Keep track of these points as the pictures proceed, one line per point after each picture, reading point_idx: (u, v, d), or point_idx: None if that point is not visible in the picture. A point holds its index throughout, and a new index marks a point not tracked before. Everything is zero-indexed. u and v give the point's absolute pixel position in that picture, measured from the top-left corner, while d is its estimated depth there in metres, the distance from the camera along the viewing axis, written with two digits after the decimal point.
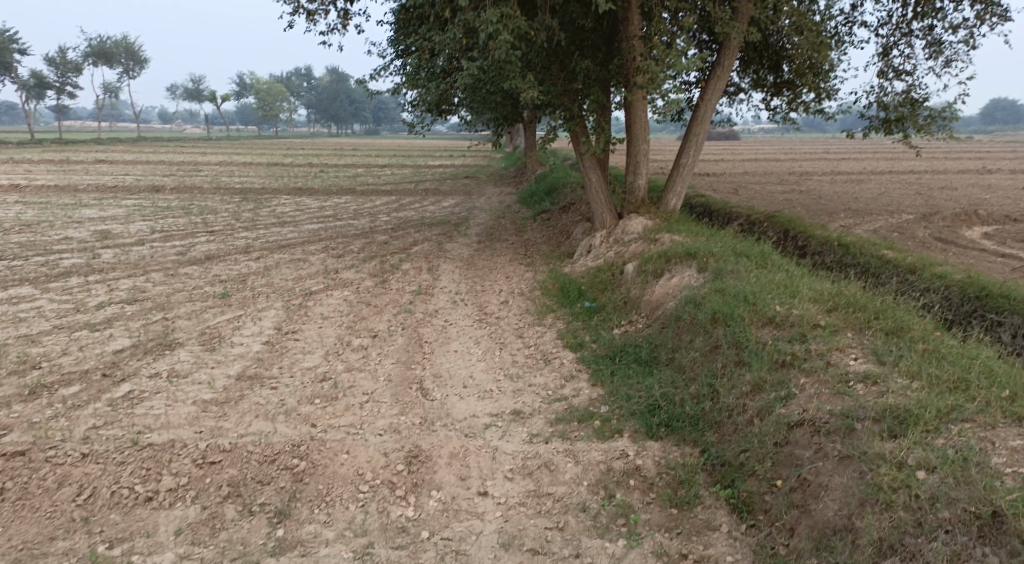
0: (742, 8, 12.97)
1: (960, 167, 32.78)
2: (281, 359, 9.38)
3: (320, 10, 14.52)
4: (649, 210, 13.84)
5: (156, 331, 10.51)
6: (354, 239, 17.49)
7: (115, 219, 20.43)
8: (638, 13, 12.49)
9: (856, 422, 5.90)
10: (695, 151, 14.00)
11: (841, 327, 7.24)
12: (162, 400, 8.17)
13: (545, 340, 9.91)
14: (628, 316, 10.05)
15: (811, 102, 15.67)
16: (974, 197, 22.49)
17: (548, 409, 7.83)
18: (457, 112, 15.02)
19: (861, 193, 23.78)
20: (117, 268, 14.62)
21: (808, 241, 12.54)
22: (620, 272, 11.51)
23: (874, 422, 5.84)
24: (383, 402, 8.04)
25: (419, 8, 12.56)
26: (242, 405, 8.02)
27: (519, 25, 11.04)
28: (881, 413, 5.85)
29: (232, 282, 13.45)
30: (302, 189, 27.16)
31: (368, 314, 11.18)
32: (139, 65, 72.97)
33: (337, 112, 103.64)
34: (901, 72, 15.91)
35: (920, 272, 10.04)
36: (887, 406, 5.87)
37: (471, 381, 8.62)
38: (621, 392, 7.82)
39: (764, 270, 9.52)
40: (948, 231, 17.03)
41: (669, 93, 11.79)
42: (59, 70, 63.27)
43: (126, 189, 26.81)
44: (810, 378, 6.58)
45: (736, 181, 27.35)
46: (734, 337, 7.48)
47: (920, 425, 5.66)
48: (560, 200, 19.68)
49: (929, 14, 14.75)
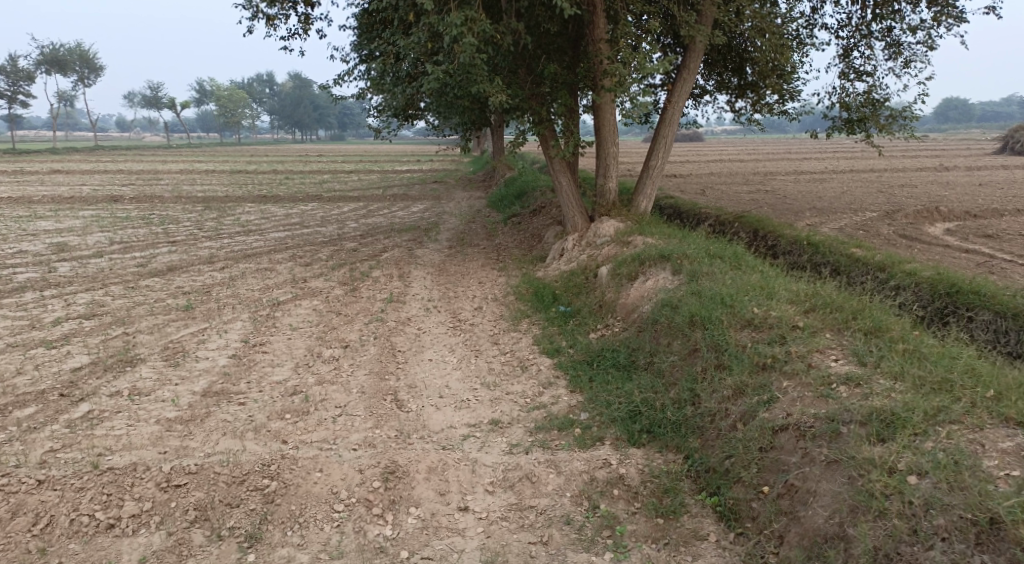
0: (706, 11, 12.95)
1: (919, 165, 33.32)
2: (249, 372, 9.09)
3: (281, 15, 14.23)
4: (620, 212, 13.73)
5: (117, 347, 10.15)
6: (322, 247, 17.18)
7: (72, 231, 19.86)
8: (604, 17, 12.37)
9: (842, 425, 5.81)
10: (664, 153, 13.94)
11: (820, 327, 7.16)
12: (124, 420, 7.85)
13: (521, 346, 9.74)
14: (604, 320, 9.92)
15: (775, 103, 15.75)
16: (934, 194, 22.83)
17: (527, 418, 7.66)
18: (424, 117, 14.81)
19: (825, 192, 24.02)
20: (75, 282, 14.16)
21: (778, 241, 12.53)
22: (594, 276, 11.40)
23: (861, 425, 5.76)
24: (357, 416, 7.80)
25: (383, 12, 12.36)
26: (208, 423, 7.72)
27: (485, 29, 10.86)
28: (867, 416, 5.77)
29: (196, 293, 13.09)
30: (267, 197, 26.70)
31: (338, 324, 10.92)
32: (95, 73, 71.58)
33: (301, 118, 102.53)
34: (862, 74, 16.06)
35: (890, 270, 10.07)
36: (873, 409, 5.79)
37: (447, 390, 8.42)
38: (600, 399, 7.67)
39: (738, 271, 9.46)
40: (912, 228, 17.22)
41: (638, 96, 11.71)
42: (10, 79, 61.71)
43: (83, 200, 26.11)
44: (792, 381, 6.49)
45: (702, 181, 27.50)
46: (713, 340, 7.35)
47: (908, 428, 5.59)
48: (530, 203, 19.56)
49: (888, 16, 14.89)
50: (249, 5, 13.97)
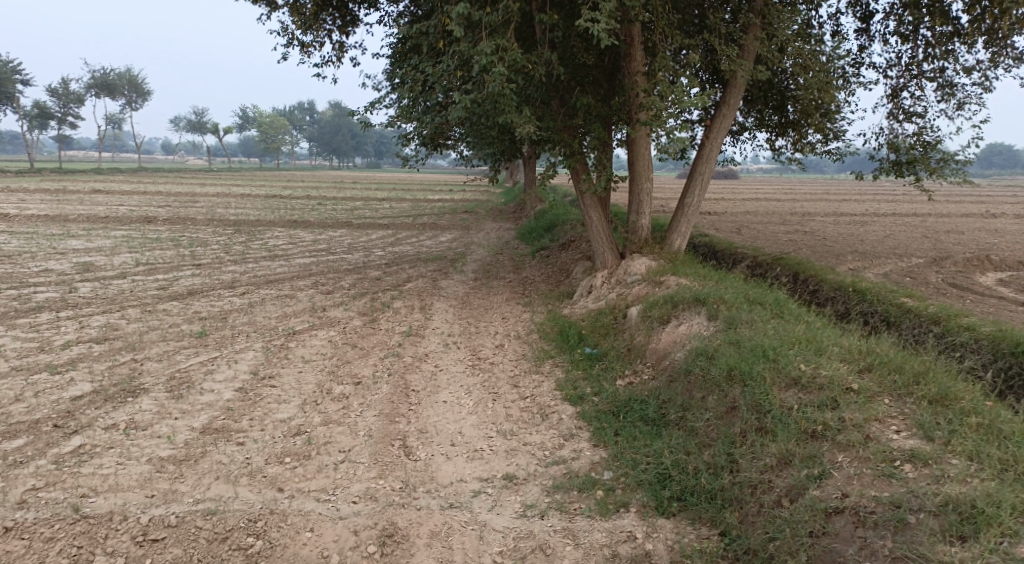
0: (749, 44, 12.38)
1: (964, 210, 32.20)
2: (253, 408, 8.54)
3: (315, 42, 13.96)
4: (652, 251, 13.09)
5: (122, 375, 9.69)
6: (346, 274, 16.75)
7: (100, 251, 19.68)
8: (641, 49, 11.87)
9: (910, 514, 5.10)
10: (700, 190, 13.29)
11: (877, 391, 6.43)
12: (114, 457, 7.33)
13: (542, 391, 9.10)
14: (633, 366, 9.26)
15: (818, 143, 15.08)
16: (984, 241, 21.83)
17: (544, 475, 7.01)
18: (454, 147, 14.37)
19: (868, 235, 23.17)
20: (93, 304, 13.83)
21: (820, 286, 11.81)
22: (623, 317, 10.76)
23: (933, 515, 5.06)
24: (360, 463, 7.20)
25: (414, 38, 11.98)
26: (202, 464, 7.18)
27: (516, 58, 10.40)
28: (942, 506, 5.06)
29: (212, 320, 12.65)
30: (296, 222, 26.49)
31: (353, 357, 10.39)
32: (143, 98, 73.18)
33: (339, 144, 103.79)
34: (912, 115, 15.33)
35: (945, 323, 9.32)
36: (949, 498, 5.08)
37: (459, 438, 7.79)
38: (626, 457, 7.00)
39: (781, 320, 8.77)
40: (962, 277, 16.33)
41: (675, 132, 11.14)
42: (61, 101, 63.11)
43: (117, 220, 26.10)
44: (846, 453, 5.78)
45: (738, 220, 26.77)
46: (754, 398, 6.67)
47: (994, 527, 4.88)
48: (560, 237, 19.00)
49: (941, 57, 14.18)
50: (284, 31, 13.77)
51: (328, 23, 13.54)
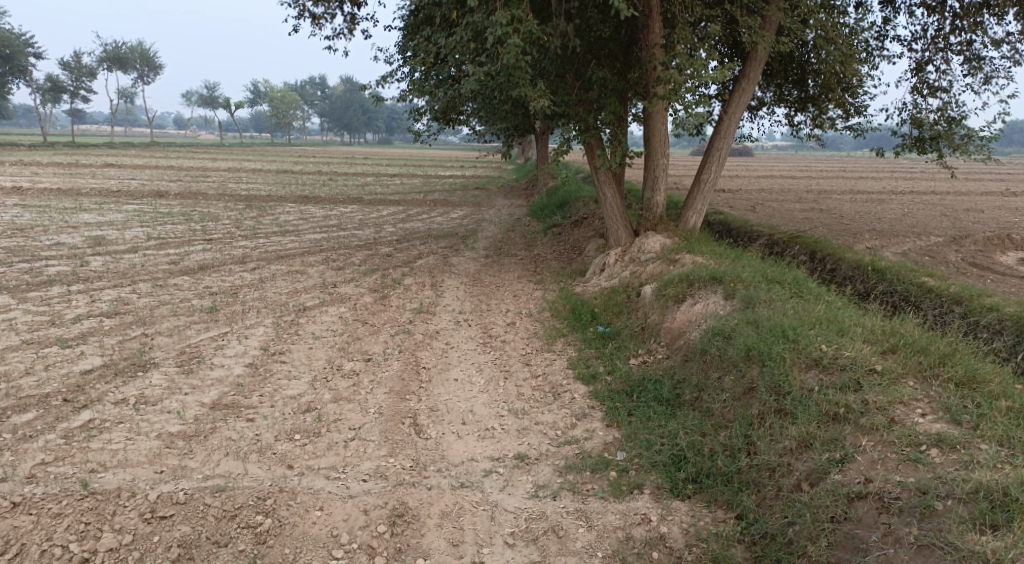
0: (771, 16, 12.07)
1: (984, 189, 31.68)
2: (263, 385, 8.47)
3: (326, 14, 13.75)
4: (667, 228, 12.90)
5: (133, 349, 9.64)
6: (357, 251, 16.63)
7: (112, 225, 19.65)
8: (660, 20, 11.59)
9: (937, 501, 4.97)
10: (717, 167, 13.06)
11: (901, 373, 6.27)
12: (123, 432, 7.28)
13: (554, 369, 8.98)
14: (647, 346, 9.12)
15: (838, 119, 14.79)
16: (1004, 220, 21.47)
17: (556, 455, 6.92)
18: (466, 122, 14.16)
19: (885, 213, 22.85)
20: (105, 278, 13.79)
21: (838, 264, 11.61)
22: (638, 295, 10.62)
23: (961, 503, 4.92)
24: (370, 441, 7.13)
25: (426, 8, 11.75)
26: (211, 440, 7.12)
27: (531, 29, 10.16)
28: (972, 493, 4.92)
29: (223, 294, 12.59)
30: (308, 197, 26.38)
31: (363, 334, 10.30)
32: (155, 72, 72.96)
33: (351, 120, 103.39)
34: (936, 90, 14.99)
35: (968, 304, 9.12)
36: (979, 485, 4.94)
37: (471, 416, 7.71)
38: (640, 437, 6.90)
39: (799, 300, 8.60)
40: (982, 256, 16.05)
41: (693, 106, 10.90)
42: (73, 74, 62.97)
43: (129, 194, 26.04)
44: (870, 437, 5.64)
45: (753, 198, 26.46)
46: (773, 379, 6.53)
47: None
48: (572, 214, 18.82)
49: (968, 29, 13.82)
50: (295, 3, 13.55)
51: None
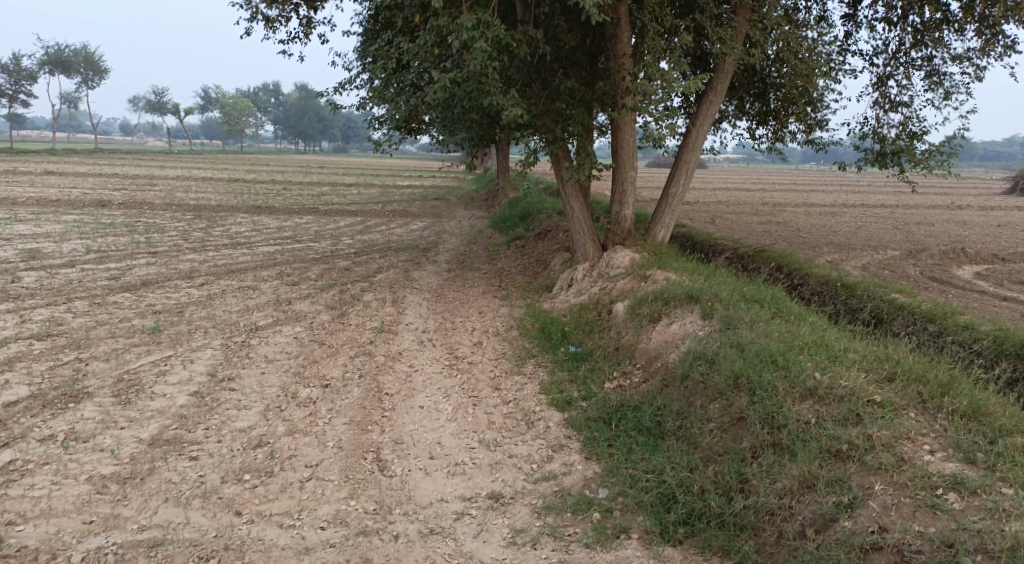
0: (739, 27, 11.72)
1: (931, 202, 32.14)
2: (209, 416, 7.74)
3: (281, 17, 13.08)
4: (636, 243, 12.46)
5: (65, 377, 8.79)
6: (312, 264, 15.89)
7: (49, 237, 18.51)
8: (628, 29, 11.15)
9: (965, 556, 4.57)
10: (685, 180, 12.67)
11: (902, 404, 5.91)
12: (48, 476, 6.52)
13: (526, 394, 8.42)
14: (621, 368, 8.61)
15: (800, 133, 14.55)
16: (955, 234, 21.66)
17: (533, 494, 6.39)
18: (427, 131, 13.54)
19: (841, 227, 22.88)
20: (38, 296, 12.80)
21: (806, 280, 11.34)
22: (609, 312, 10.15)
23: (990, 559, 4.52)
24: (329, 482, 6.50)
25: (386, 12, 11.14)
26: (149, 484, 6.42)
27: (499, 34, 9.63)
28: (1008, 550, 4.50)
29: (167, 313, 11.76)
30: (261, 207, 25.43)
31: (320, 357, 9.61)
32: (100, 77, 70.64)
33: (305, 128, 101.90)
34: (897, 105, 14.89)
35: (942, 323, 8.87)
36: (1009, 539, 4.54)
37: (438, 449, 7.12)
38: (623, 473, 6.41)
39: (780, 320, 8.22)
40: (940, 270, 16.02)
41: (662, 119, 10.47)
42: (12, 78, 60.42)
43: (69, 204, 24.76)
44: (879, 478, 5.25)
45: (711, 210, 26.34)
46: (766, 411, 6.12)
47: None
48: (535, 227, 18.35)
49: (929, 45, 13.72)
50: (247, 5, 12.87)
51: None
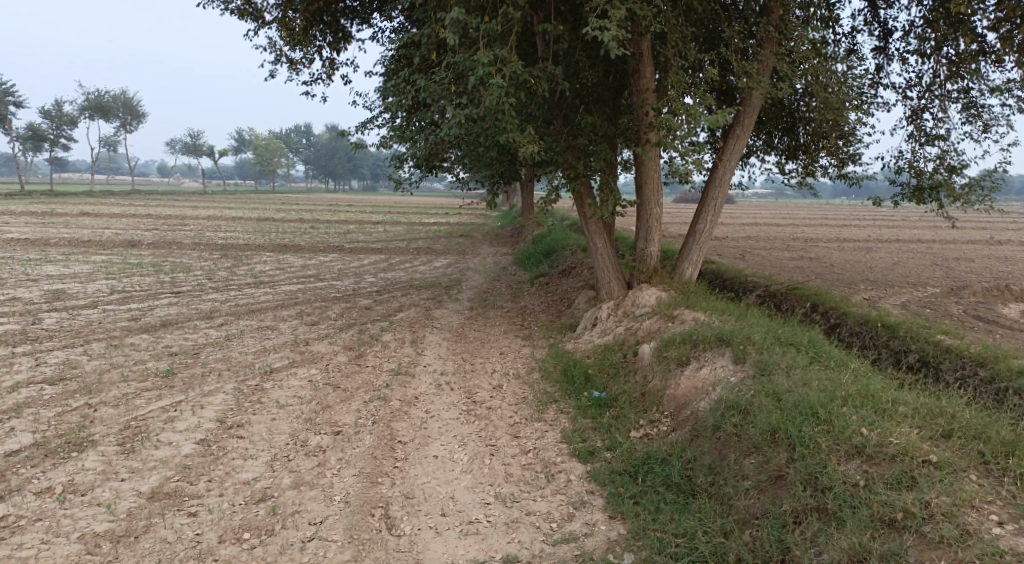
0: (766, 60, 11.33)
1: (970, 237, 31.23)
2: (213, 466, 7.36)
3: (303, 59, 13.02)
4: (663, 281, 11.97)
5: (72, 424, 8.49)
6: (334, 303, 15.59)
7: (76, 277, 18.50)
8: (650, 64, 10.83)
9: None
10: (712, 216, 12.20)
11: (962, 465, 5.48)
12: (40, 534, 6.22)
13: (546, 444, 7.94)
14: (648, 416, 8.09)
15: (831, 167, 14.04)
16: (997, 269, 20.80)
17: (552, 558, 5.90)
18: (449, 168, 13.26)
19: (876, 262, 22.15)
20: (57, 338, 12.64)
21: (843, 319, 10.77)
22: (635, 355, 9.67)
23: None
24: (332, 542, 6.11)
25: (404, 48, 10.93)
26: (142, 544, 6.11)
27: (515, 70, 9.36)
28: None
29: (183, 355, 11.48)
30: (287, 246, 25.37)
31: (334, 401, 9.21)
32: (139, 120, 72.28)
33: (335, 167, 103.18)
34: (933, 138, 14.36)
35: (995, 367, 8.25)
36: None
37: (451, 505, 6.65)
38: (650, 535, 5.93)
39: (819, 366, 7.69)
40: (984, 308, 15.31)
41: (688, 154, 10.03)
42: (53, 123, 61.96)
43: (100, 244, 24.91)
44: (941, 554, 4.89)
45: (741, 246, 25.75)
46: (810, 471, 5.67)
47: None
48: (560, 264, 17.94)
49: (966, 77, 13.21)
50: (270, 48, 12.84)
51: (316, 39, 12.56)
